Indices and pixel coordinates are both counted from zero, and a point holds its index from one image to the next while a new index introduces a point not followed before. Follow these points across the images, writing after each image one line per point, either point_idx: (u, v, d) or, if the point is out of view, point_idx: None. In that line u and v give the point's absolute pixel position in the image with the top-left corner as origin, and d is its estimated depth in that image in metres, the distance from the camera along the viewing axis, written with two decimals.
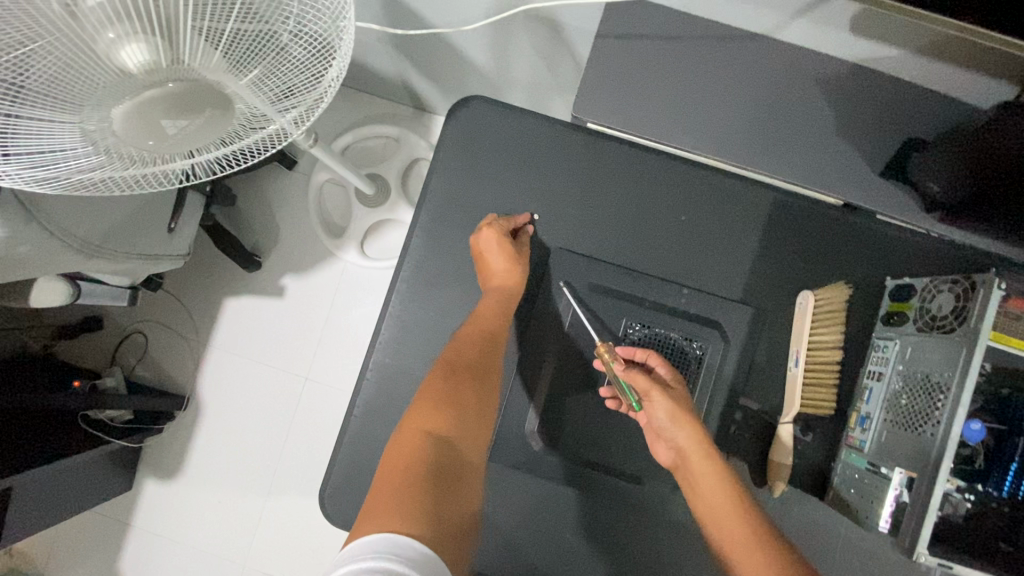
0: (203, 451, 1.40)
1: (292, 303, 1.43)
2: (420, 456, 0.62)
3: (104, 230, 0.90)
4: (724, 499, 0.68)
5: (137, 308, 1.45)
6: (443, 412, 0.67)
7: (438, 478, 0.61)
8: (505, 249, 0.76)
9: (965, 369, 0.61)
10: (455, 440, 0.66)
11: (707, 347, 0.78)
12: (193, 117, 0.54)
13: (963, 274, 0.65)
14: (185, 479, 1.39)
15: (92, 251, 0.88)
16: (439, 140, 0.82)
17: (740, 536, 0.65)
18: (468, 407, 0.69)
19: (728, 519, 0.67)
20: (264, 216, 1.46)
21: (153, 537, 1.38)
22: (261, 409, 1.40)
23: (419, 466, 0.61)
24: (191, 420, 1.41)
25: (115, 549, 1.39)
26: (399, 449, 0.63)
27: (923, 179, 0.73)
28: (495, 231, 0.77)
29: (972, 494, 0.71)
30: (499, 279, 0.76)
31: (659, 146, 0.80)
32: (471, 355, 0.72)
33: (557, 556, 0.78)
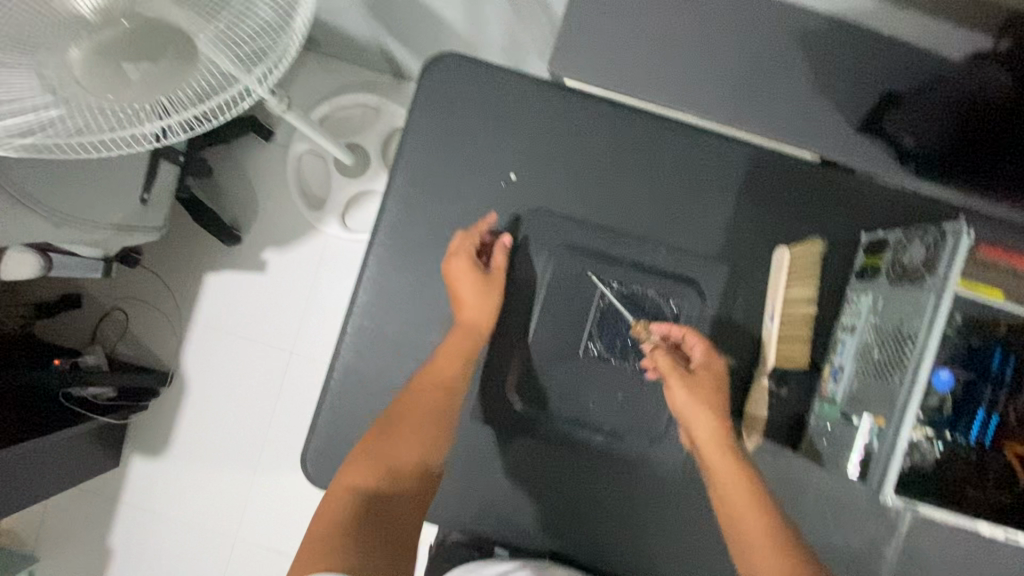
0: (189, 427, 1.39)
1: (274, 278, 1.41)
2: (347, 513, 0.66)
3: (77, 201, 0.88)
4: (741, 484, 0.71)
5: (116, 284, 1.41)
6: (380, 473, 0.71)
7: (366, 529, 0.66)
8: (475, 279, 0.76)
9: (933, 317, 0.62)
10: (387, 496, 0.70)
11: (682, 304, 0.79)
12: (154, 58, 0.51)
13: (934, 224, 0.66)
14: (172, 455, 1.39)
15: (61, 222, 0.85)
16: (412, 99, 0.80)
17: (752, 518, 0.69)
18: (405, 466, 0.72)
19: (743, 502, 0.70)
20: (242, 188, 1.42)
21: (142, 514, 1.38)
22: (246, 385, 1.39)
23: (345, 521, 0.65)
24: (176, 397, 1.39)
25: (104, 527, 1.38)
26: (327, 507, 0.67)
27: (897, 131, 0.73)
28: (465, 256, 0.76)
29: (941, 442, 0.73)
30: (470, 309, 0.75)
31: (635, 103, 0.79)
32: (423, 397, 0.74)
33: (540, 511, 0.79)
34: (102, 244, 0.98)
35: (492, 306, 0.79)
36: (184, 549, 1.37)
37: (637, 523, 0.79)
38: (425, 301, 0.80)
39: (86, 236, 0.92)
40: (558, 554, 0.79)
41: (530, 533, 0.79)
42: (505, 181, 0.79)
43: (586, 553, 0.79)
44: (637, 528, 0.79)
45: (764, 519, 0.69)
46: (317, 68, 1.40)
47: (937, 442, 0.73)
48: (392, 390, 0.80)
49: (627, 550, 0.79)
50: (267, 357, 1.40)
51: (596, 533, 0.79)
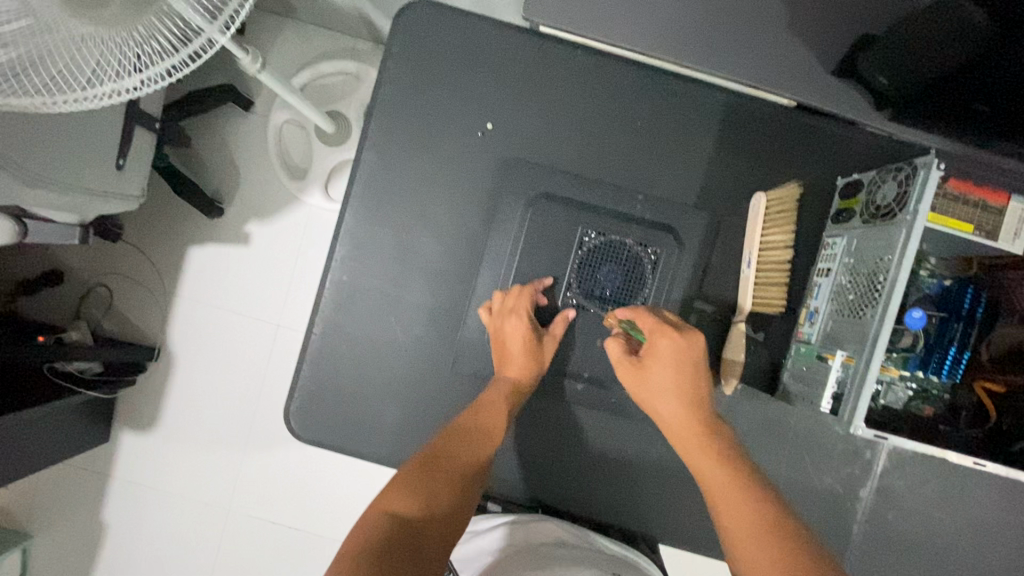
0: (174, 413, 1.21)
1: (259, 252, 1.21)
2: (376, 538, 0.49)
3: (76, 171, 0.87)
4: (728, 479, 0.59)
5: (92, 254, 1.22)
6: (413, 494, 0.54)
7: (401, 559, 0.48)
8: (530, 342, 0.73)
9: (903, 252, 0.63)
10: (425, 523, 0.53)
11: (663, 253, 0.78)
12: None
13: (906, 161, 0.67)
14: (160, 438, 1.21)
15: (63, 190, 0.85)
16: (386, 50, 0.80)
17: (745, 519, 0.55)
18: (443, 488, 0.57)
19: (733, 500, 0.57)
20: (214, 147, 1.22)
21: (131, 508, 1.21)
22: (234, 376, 1.21)
23: (376, 547, 0.48)
24: (162, 378, 1.21)
25: (83, 524, 1.21)
26: (350, 536, 0.50)
27: (869, 72, 0.73)
28: (524, 319, 0.72)
29: (913, 382, 0.74)
30: (515, 369, 0.73)
31: (609, 49, 0.79)
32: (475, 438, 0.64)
33: (521, 456, 0.82)
34: (77, 209, 0.91)
35: (473, 258, 0.81)
36: (178, 547, 1.21)
37: (615, 467, 0.83)
38: (404, 253, 0.80)
39: (60, 198, 0.85)
40: (541, 495, 0.83)
41: (514, 476, 0.82)
42: (481, 130, 0.80)
43: (569, 496, 0.83)
44: (615, 467, 0.83)
45: (763, 521, 0.55)
46: (293, 34, 1.23)
47: (910, 382, 0.74)
48: (373, 343, 0.81)
49: (604, 490, 0.83)
50: (254, 341, 1.21)
51: (577, 476, 0.83)
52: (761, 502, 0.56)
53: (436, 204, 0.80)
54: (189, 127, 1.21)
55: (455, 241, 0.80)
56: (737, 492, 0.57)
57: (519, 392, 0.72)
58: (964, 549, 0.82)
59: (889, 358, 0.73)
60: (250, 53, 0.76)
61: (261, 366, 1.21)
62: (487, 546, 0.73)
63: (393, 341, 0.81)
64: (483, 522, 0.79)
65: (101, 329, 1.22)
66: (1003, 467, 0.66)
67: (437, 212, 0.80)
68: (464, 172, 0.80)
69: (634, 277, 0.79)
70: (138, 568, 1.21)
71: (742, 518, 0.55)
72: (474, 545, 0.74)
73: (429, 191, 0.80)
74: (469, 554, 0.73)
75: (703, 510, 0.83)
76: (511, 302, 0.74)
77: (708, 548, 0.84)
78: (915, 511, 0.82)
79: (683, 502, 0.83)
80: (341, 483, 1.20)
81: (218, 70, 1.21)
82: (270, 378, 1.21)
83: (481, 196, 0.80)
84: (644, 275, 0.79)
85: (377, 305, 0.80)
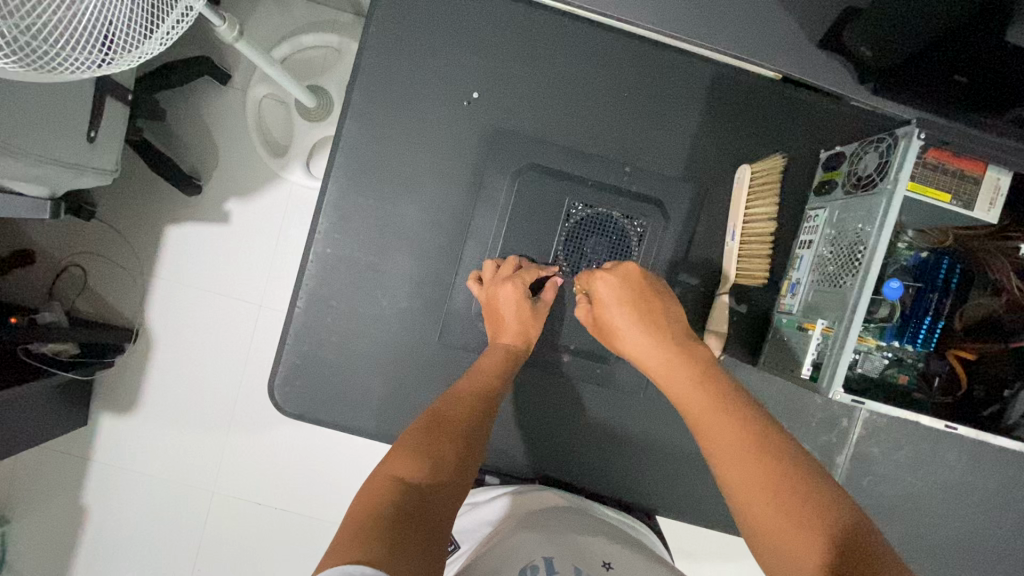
0: (155, 395, 1.18)
1: (240, 231, 1.18)
2: (386, 502, 0.48)
3: (45, 142, 0.79)
4: (706, 405, 0.60)
5: (62, 233, 1.17)
6: (419, 460, 0.54)
7: (414, 521, 0.47)
8: (521, 308, 0.73)
9: (883, 220, 0.64)
10: (432, 489, 0.52)
11: (648, 225, 0.79)
12: None
13: (888, 132, 0.68)
14: (140, 419, 1.18)
15: (31, 161, 0.77)
16: (367, 16, 0.78)
17: (726, 436, 0.56)
18: (447, 457, 0.56)
19: (712, 424, 0.58)
20: (189, 122, 1.18)
21: (111, 490, 1.19)
22: (217, 358, 1.19)
23: (385, 512, 0.47)
24: (141, 360, 1.18)
25: (62, 507, 1.19)
26: (355, 503, 0.49)
27: (855, 44, 0.72)
28: (512, 286, 0.72)
29: (889, 351, 0.76)
30: (506, 333, 0.73)
31: (595, 17, 0.79)
32: (461, 411, 0.63)
33: (507, 427, 0.82)
34: (46, 181, 0.82)
35: (458, 229, 0.80)
36: (163, 529, 1.20)
37: (603, 438, 0.83)
38: (389, 225, 0.79)
39: (25, 168, 0.77)
40: (530, 466, 0.83)
41: (502, 448, 0.83)
42: (467, 99, 0.79)
43: (558, 466, 0.83)
44: (600, 437, 0.83)
45: (742, 438, 0.56)
46: (272, 5, 1.17)
47: (886, 351, 0.76)
48: (358, 316, 0.80)
49: (593, 461, 0.84)
50: (238, 319, 1.19)
51: (565, 448, 0.83)
52: (739, 421, 0.57)
53: (421, 175, 0.79)
54: (163, 98, 1.17)
55: (441, 212, 0.80)
56: (717, 419, 0.58)
57: (516, 358, 0.72)
58: (936, 510, 0.85)
59: (867, 327, 0.75)
60: (228, 21, 0.71)
61: (245, 346, 1.19)
62: (488, 517, 0.74)
63: (379, 314, 0.80)
64: (482, 494, 0.80)
65: (76, 310, 1.18)
66: (972, 430, 0.68)
67: (421, 182, 0.79)
68: (449, 142, 0.79)
69: (621, 249, 0.80)
70: (128, 550, 1.20)
71: (722, 440, 0.56)
72: (474, 517, 0.75)
73: (414, 161, 0.79)
74: (470, 525, 0.74)
75: (686, 477, 0.84)
76: (504, 271, 0.74)
77: (693, 515, 0.85)
78: (890, 475, 0.85)
79: (669, 472, 0.84)
80: (329, 463, 1.20)
81: (191, 39, 1.16)
82: (255, 359, 1.19)
83: (467, 166, 0.79)
84: (630, 246, 0.80)
85: (361, 276, 0.80)
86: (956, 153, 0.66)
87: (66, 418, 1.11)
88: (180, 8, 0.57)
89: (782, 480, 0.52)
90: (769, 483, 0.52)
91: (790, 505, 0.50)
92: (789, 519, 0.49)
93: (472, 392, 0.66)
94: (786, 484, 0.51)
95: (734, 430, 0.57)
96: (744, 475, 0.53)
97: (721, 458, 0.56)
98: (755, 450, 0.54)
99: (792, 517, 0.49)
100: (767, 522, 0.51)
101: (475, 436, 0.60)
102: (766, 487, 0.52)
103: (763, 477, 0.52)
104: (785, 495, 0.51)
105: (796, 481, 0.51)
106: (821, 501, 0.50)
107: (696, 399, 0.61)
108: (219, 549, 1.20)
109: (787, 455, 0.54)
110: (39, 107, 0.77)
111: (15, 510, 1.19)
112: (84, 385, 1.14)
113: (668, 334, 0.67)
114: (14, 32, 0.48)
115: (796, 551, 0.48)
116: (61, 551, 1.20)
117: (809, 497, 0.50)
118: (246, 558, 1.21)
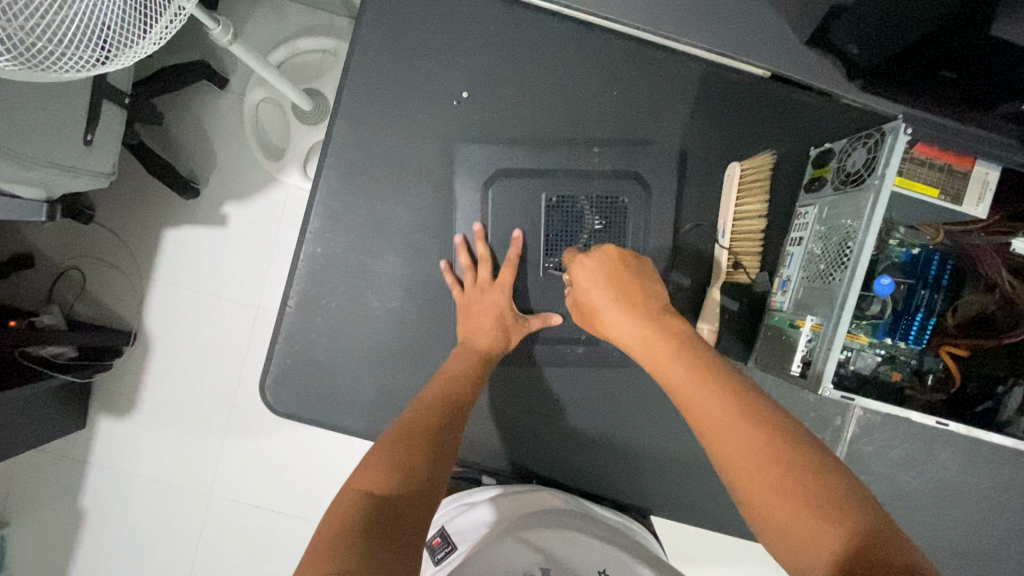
0: (152, 397, 1.19)
1: (236, 233, 1.19)
2: (353, 515, 0.48)
3: (44, 145, 0.80)
4: (689, 372, 0.57)
5: (59, 237, 1.17)
6: (387, 469, 0.54)
7: (386, 531, 0.47)
8: (499, 316, 0.75)
9: (871, 216, 0.63)
10: (403, 496, 0.51)
11: (631, 201, 0.78)
12: None
13: (875, 128, 0.68)
14: (136, 422, 1.19)
15: (27, 164, 0.78)
16: (358, 17, 0.78)
17: (712, 410, 0.53)
18: (418, 461, 0.56)
19: (696, 392, 0.55)
20: (186, 125, 1.18)
21: (108, 493, 1.19)
22: (213, 359, 1.19)
23: (354, 524, 0.47)
24: (138, 362, 1.18)
25: (60, 510, 1.19)
26: (325, 519, 0.49)
27: (842, 41, 0.73)
28: (497, 295, 0.76)
29: (882, 350, 0.76)
30: (479, 338, 0.74)
31: (584, 17, 0.79)
32: (431, 414, 0.63)
33: (501, 425, 0.82)
34: (43, 184, 0.83)
35: (448, 228, 0.80)
36: (160, 531, 1.20)
37: (596, 437, 0.83)
38: (380, 224, 0.80)
39: (21, 171, 0.78)
40: (523, 466, 0.83)
41: (494, 446, 0.83)
42: (457, 99, 0.79)
43: (552, 466, 0.83)
44: (594, 435, 0.83)
45: (728, 410, 0.53)
46: (267, 9, 1.18)
47: (879, 350, 0.76)
48: (350, 316, 0.80)
49: (586, 461, 0.83)
50: (233, 321, 1.19)
51: (558, 447, 0.83)
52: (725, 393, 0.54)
53: (411, 174, 0.79)
54: (159, 102, 1.17)
55: (431, 211, 0.80)
56: (701, 390, 0.55)
57: (487, 359, 0.73)
58: (931, 509, 0.85)
59: (858, 326, 0.75)
60: (221, 23, 0.71)
61: (241, 347, 1.19)
62: (484, 519, 0.72)
63: (370, 314, 0.80)
64: (477, 494, 0.77)
65: (74, 314, 1.18)
66: (963, 427, 0.68)
67: (413, 181, 0.79)
68: (438, 141, 0.79)
69: (607, 225, 0.79)
70: (125, 554, 1.20)
71: (710, 415, 0.53)
72: (469, 517, 0.73)
73: (405, 160, 0.79)
74: (465, 526, 0.72)
75: (680, 476, 0.84)
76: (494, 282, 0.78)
77: (688, 516, 0.84)
78: (885, 474, 0.84)
79: (663, 471, 0.84)
80: (326, 465, 1.20)
81: (188, 43, 1.17)
82: (251, 360, 1.19)
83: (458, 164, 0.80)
84: (622, 227, 0.79)
85: (353, 276, 0.80)
86: (942, 148, 0.67)
87: (63, 420, 1.11)
88: (173, 8, 0.58)
89: (772, 454, 0.49)
90: (756, 452, 0.49)
91: (780, 481, 0.47)
92: (778, 495, 0.47)
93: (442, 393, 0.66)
94: (778, 457, 0.48)
95: (716, 400, 0.54)
96: (736, 452, 0.50)
97: (711, 433, 0.53)
98: (744, 421, 0.51)
99: (789, 495, 0.46)
100: (756, 496, 0.48)
101: (444, 434, 0.61)
102: (754, 463, 0.49)
103: (753, 451, 0.49)
104: (777, 470, 0.48)
105: (782, 449, 0.49)
106: (812, 470, 0.47)
107: (679, 373, 0.58)
108: (215, 551, 1.20)
109: (776, 424, 0.51)
110: (35, 112, 0.78)
111: (12, 514, 1.19)
112: (81, 387, 1.15)
113: (646, 310, 0.65)
114: (11, 33, 0.48)
115: (804, 531, 0.45)
116: (59, 555, 1.20)
117: (800, 471, 0.47)
118: (244, 561, 1.21)
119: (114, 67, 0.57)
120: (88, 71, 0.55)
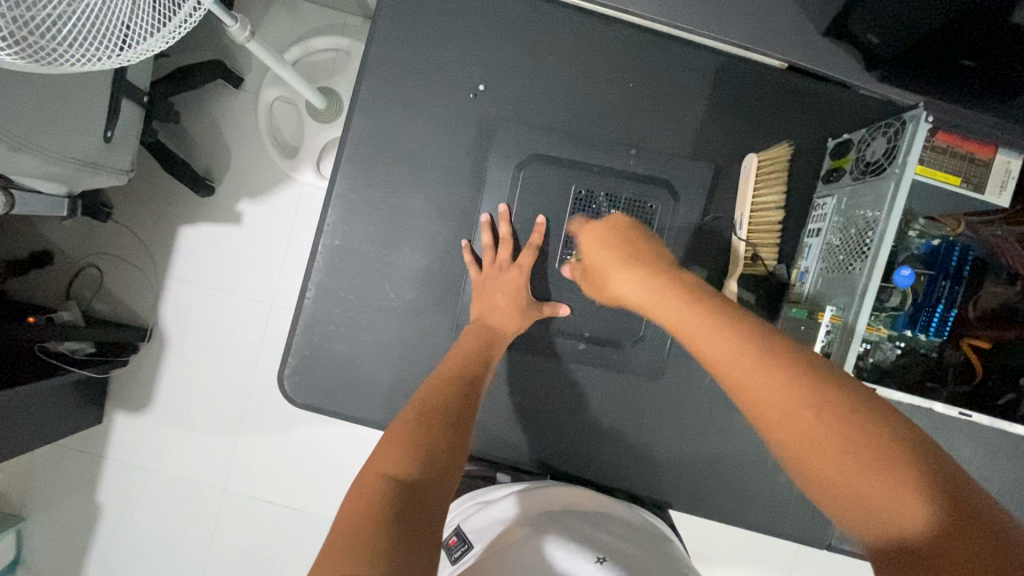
0: (168, 391, 1.20)
1: (251, 230, 1.20)
2: (376, 497, 0.47)
3: (66, 141, 0.82)
4: (706, 328, 0.51)
5: (78, 234, 1.19)
6: (406, 456, 0.53)
7: (409, 518, 0.46)
8: (519, 298, 0.76)
9: (891, 205, 0.63)
10: (425, 483, 0.51)
11: (659, 208, 0.78)
12: None
13: (895, 117, 0.68)
14: (152, 416, 1.20)
15: (50, 158, 0.79)
16: (375, 11, 0.79)
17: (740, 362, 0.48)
18: (437, 445, 0.56)
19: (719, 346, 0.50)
20: (202, 121, 1.20)
21: (124, 487, 1.20)
22: (229, 354, 1.20)
23: (381, 507, 0.46)
24: (154, 357, 1.20)
25: (75, 504, 1.20)
26: (345, 504, 0.48)
27: (861, 30, 0.72)
28: (517, 274, 0.77)
29: (902, 342, 0.76)
30: (498, 317, 0.75)
31: (600, 9, 0.79)
32: (449, 399, 0.63)
33: (517, 418, 0.83)
34: (62, 178, 0.84)
35: (466, 221, 0.80)
36: (174, 525, 1.21)
37: (612, 431, 0.83)
38: (398, 217, 0.80)
39: (43, 165, 0.79)
40: (539, 460, 0.83)
41: (510, 440, 0.83)
42: (473, 91, 0.80)
43: (568, 460, 0.83)
44: (610, 429, 0.83)
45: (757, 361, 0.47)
46: (282, 7, 1.19)
47: (898, 342, 0.76)
48: (368, 308, 0.81)
49: (602, 454, 0.83)
50: (249, 316, 1.20)
51: (574, 440, 0.83)
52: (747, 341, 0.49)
53: (429, 166, 0.80)
54: (176, 100, 1.19)
55: (448, 203, 0.80)
56: (719, 337, 0.50)
57: (499, 338, 0.74)
58: None
59: (876, 318, 0.75)
60: (240, 20, 0.71)
61: (257, 342, 1.20)
62: (500, 515, 0.70)
63: (387, 307, 0.81)
64: (492, 494, 0.77)
65: (91, 310, 1.20)
66: (987, 418, 0.67)
67: (429, 174, 0.80)
68: (455, 134, 0.80)
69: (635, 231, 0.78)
70: (139, 548, 1.21)
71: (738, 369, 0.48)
72: (485, 515, 0.72)
73: (421, 152, 0.80)
74: (481, 525, 0.71)
75: (697, 471, 0.83)
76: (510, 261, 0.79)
77: (705, 510, 0.84)
78: None
79: (679, 465, 0.83)
80: (340, 460, 1.21)
81: (205, 41, 1.19)
82: (266, 355, 1.20)
83: (474, 157, 0.80)
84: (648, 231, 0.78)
85: (370, 269, 0.80)
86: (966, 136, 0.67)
87: (79, 415, 1.12)
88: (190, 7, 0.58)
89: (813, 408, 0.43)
90: (793, 404, 0.44)
91: (814, 433, 0.43)
92: (824, 454, 0.42)
93: (456, 376, 0.67)
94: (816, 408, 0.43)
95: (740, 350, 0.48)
96: (772, 408, 0.45)
97: (741, 390, 0.47)
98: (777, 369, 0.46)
99: (840, 453, 0.42)
100: (804, 458, 0.43)
101: (460, 423, 0.61)
102: (793, 416, 0.44)
103: (789, 403, 0.44)
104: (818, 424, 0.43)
105: (821, 399, 0.44)
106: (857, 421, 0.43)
107: (691, 322, 0.53)
108: (229, 546, 1.21)
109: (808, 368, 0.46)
110: (60, 107, 0.79)
111: (30, 507, 1.21)
112: (99, 382, 1.16)
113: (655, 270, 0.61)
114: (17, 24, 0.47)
115: (869, 499, 0.40)
116: (74, 549, 1.21)
117: (844, 423, 0.43)
118: (258, 555, 1.21)
119: (124, 63, 0.56)
120: (95, 66, 0.54)
